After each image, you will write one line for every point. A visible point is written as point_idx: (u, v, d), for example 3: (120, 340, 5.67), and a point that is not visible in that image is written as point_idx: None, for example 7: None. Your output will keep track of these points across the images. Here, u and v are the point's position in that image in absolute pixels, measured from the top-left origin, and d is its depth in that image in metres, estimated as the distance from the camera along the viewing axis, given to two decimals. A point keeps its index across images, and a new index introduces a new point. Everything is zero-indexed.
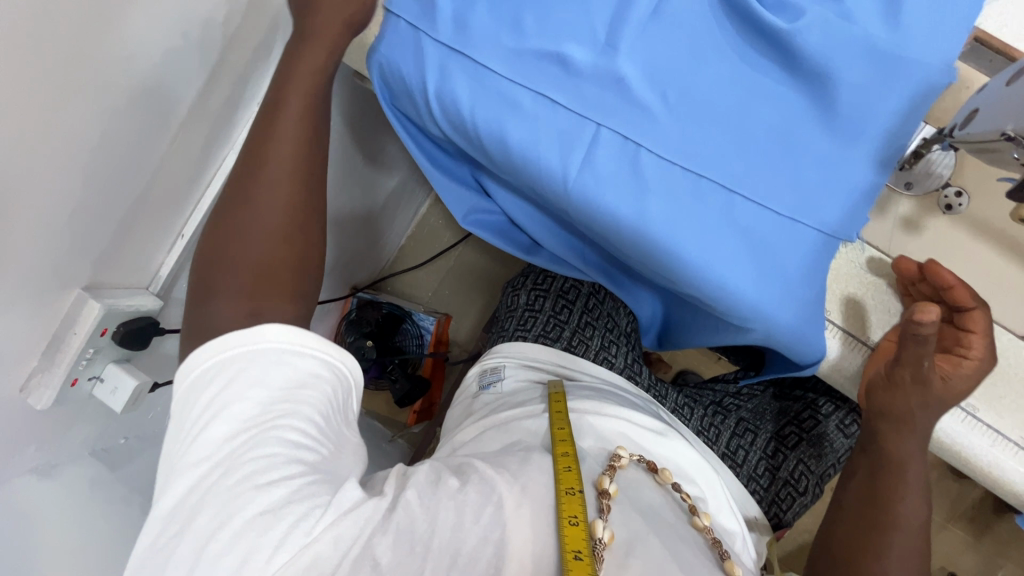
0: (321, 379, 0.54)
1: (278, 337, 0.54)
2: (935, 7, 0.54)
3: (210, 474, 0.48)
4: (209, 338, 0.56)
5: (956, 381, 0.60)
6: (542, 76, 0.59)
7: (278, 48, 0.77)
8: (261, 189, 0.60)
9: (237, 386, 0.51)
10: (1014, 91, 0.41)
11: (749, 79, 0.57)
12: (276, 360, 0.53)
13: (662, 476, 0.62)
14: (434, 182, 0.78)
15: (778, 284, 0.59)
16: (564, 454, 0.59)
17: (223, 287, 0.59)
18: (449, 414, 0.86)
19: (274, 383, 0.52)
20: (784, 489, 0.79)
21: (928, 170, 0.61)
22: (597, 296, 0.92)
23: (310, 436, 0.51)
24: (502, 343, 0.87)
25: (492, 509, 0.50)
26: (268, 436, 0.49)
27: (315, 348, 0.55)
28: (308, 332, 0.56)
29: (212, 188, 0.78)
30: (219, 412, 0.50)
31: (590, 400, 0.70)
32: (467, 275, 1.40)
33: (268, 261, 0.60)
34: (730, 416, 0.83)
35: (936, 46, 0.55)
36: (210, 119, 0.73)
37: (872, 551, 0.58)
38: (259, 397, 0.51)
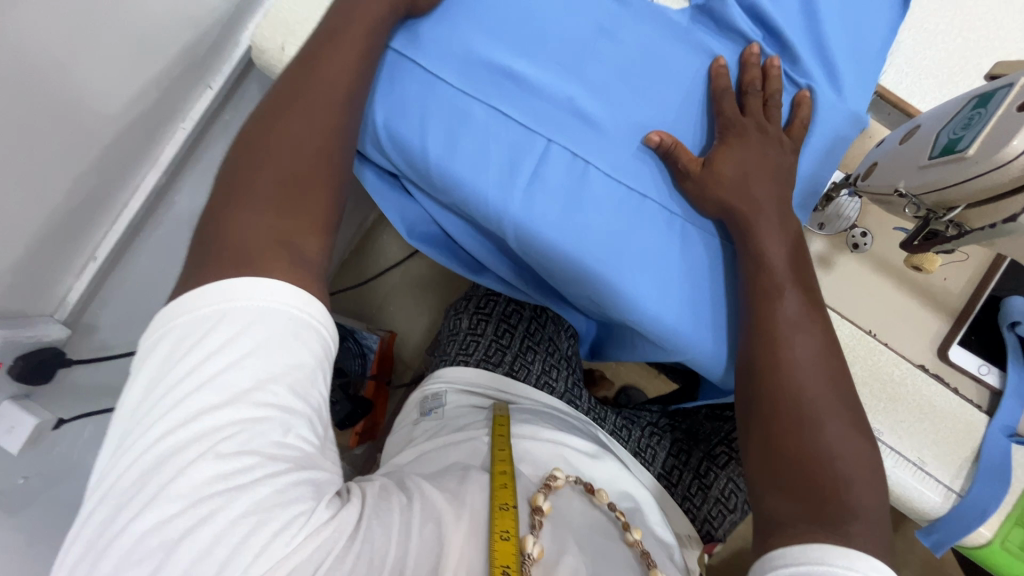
0: (320, 360, 0.49)
1: (281, 299, 0.48)
2: (851, 68, 0.60)
3: (188, 454, 0.43)
4: (226, 254, 0.49)
5: (721, 164, 0.58)
6: (496, 89, 0.63)
7: (209, 64, 0.74)
8: (299, 112, 0.55)
9: (233, 352, 0.45)
10: (903, 150, 0.45)
11: (688, 101, 0.62)
12: (279, 330, 0.47)
13: (599, 496, 0.61)
14: (378, 202, 0.76)
15: (709, 297, 0.63)
16: (502, 472, 0.57)
17: (248, 201, 0.52)
18: (388, 443, 0.83)
19: (272, 358, 0.46)
20: (715, 507, 0.79)
21: (836, 212, 0.61)
22: (538, 320, 0.92)
23: (304, 425, 0.47)
24: (443, 368, 0.85)
25: (432, 526, 0.50)
26: (262, 423, 0.45)
27: (317, 321, 0.49)
28: (319, 304, 0.50)
29: (132, 207, 0.73)
30: (210, 378, 0.44)
31: (530, 423, 0.69)
32: (411, 292, 1.38)
33: (297, 181, 0.54)
34: (666, 437, 0.86)
35: (861, 92, 0.60)
36: (130, 136, 0.69)
37: (810, 422, 0.51)
38: (256, 369, 0.45)
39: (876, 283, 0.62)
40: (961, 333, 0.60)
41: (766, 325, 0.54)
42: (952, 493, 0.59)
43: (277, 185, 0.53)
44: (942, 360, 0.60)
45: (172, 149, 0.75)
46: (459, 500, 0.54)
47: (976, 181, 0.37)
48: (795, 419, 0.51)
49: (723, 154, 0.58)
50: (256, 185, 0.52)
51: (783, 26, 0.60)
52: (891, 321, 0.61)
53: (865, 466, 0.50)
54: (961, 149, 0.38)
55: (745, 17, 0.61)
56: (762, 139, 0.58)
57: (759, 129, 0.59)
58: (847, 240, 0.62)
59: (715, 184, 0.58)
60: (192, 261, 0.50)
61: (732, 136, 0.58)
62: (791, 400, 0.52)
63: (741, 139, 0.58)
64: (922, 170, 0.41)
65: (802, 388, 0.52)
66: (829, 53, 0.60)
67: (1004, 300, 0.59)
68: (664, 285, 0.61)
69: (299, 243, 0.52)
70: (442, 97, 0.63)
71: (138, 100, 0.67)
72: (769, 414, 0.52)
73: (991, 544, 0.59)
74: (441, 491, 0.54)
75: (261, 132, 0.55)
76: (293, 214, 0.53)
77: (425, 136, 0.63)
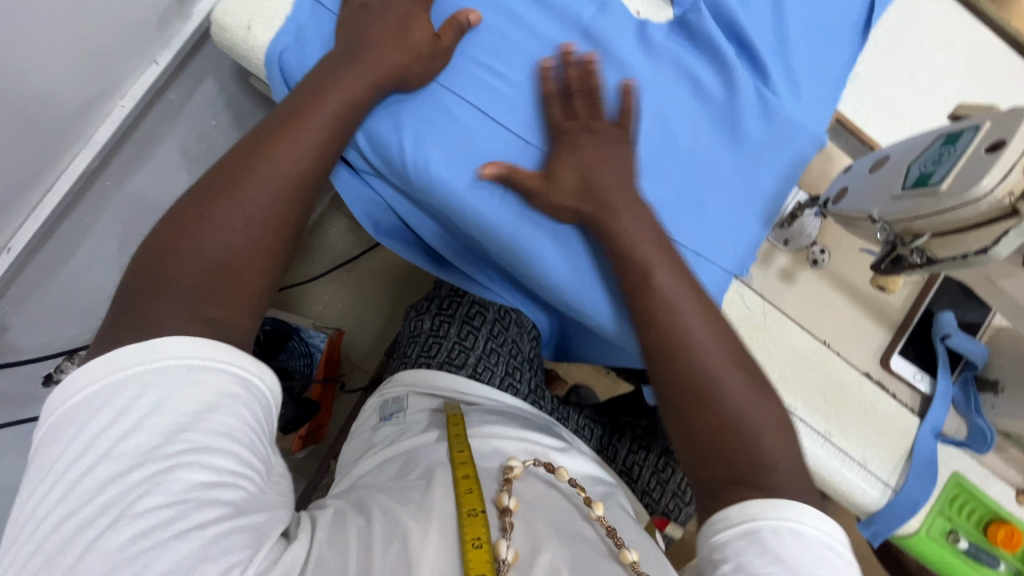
0: (241, 401, 0.43)
1: (181, 351, 0.42)
2: (813, 90, 0.64)
3: (94, 525, 0.37)
4: (141, 326, 0.44)
5: (561, 173, 0.58)
6: (486, 97, 0.61)
7: (157, 34, 0.67)
8: (266, 169, 0.51)
9: (129, 417, 0.40)
10: (876, 177, 0.49)
11: (673, 105, 0.62)
12: (176, 382, 0.41)
13: (559, 475, 0.59)
14: (346, 199, 0.71)
15: None
16: (466, 475, 0.56)
17: (173, 267, 0.46)
18: (344, 449, 0.78)
19: (180, 408, 0.41)
20: (672, 500, 0.84)
21: (800, 229, 0.65)
22: (501, 323, 0.88)
23: (233, 460, 0.41)
24: (403, 370, 0.82)
25: (398, 545, 0.47)
26: (178, 471, 0.39)
27: (232, 363, 0.44)
28: (226, 343, 0.44)
29: (58, 193, 0.64)
30: (107, 449, 0.39)
31: (495, 425, 0.67)
32: (363, 287, 1.29)
33: (231, 244, 0.48)
34: (626, 435, 0.89)
35: (819, 117, 0.64)
36: (61, 111, 0.60)
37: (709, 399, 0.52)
38: (158, 427, 0.40)
39: (831, 297, 0.67)
40: (901, 345, 0.66)
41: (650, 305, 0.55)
42: (887, 489, 0.65)
43: (222, 253, 0.48)
44: (884, 368, 0.67)
45: (108, 128, 0.67)
46: (425, 512, 0.50)
47: (948, 213, 0.41)
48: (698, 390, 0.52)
49: (562, 162, 0.59)
50: (201, 249, 0.47)
51: (757, 47, 0.63)
52: (841, 333, 0.67)
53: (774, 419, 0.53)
54: (934, 183, 0.41)
55: (718, 28, 0.63)
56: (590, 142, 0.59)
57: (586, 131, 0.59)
58: (808, 256, 0.66)
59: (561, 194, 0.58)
60: (109, 325, 0.45)
61: (563, 143, 0.59)
62: (694, 375, 0.53)
63: (573, 147, 0.59)
64: (896, 199, 0.45)
65: (703, 357, 0.53)
66: (793, 78, 0.64)
67: (936, 315, 0.66)
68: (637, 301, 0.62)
69: (223, 318, 0.47)
70: (430, 97, 0.61)
71: (72, 70, 0.59)
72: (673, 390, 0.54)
73: (918, 533, 0.66)
74: (405, 504, 0.51)
75: (225, 177, 0.50)
76: (214, 291, 0.47)
77: (408, 133, 0.61)
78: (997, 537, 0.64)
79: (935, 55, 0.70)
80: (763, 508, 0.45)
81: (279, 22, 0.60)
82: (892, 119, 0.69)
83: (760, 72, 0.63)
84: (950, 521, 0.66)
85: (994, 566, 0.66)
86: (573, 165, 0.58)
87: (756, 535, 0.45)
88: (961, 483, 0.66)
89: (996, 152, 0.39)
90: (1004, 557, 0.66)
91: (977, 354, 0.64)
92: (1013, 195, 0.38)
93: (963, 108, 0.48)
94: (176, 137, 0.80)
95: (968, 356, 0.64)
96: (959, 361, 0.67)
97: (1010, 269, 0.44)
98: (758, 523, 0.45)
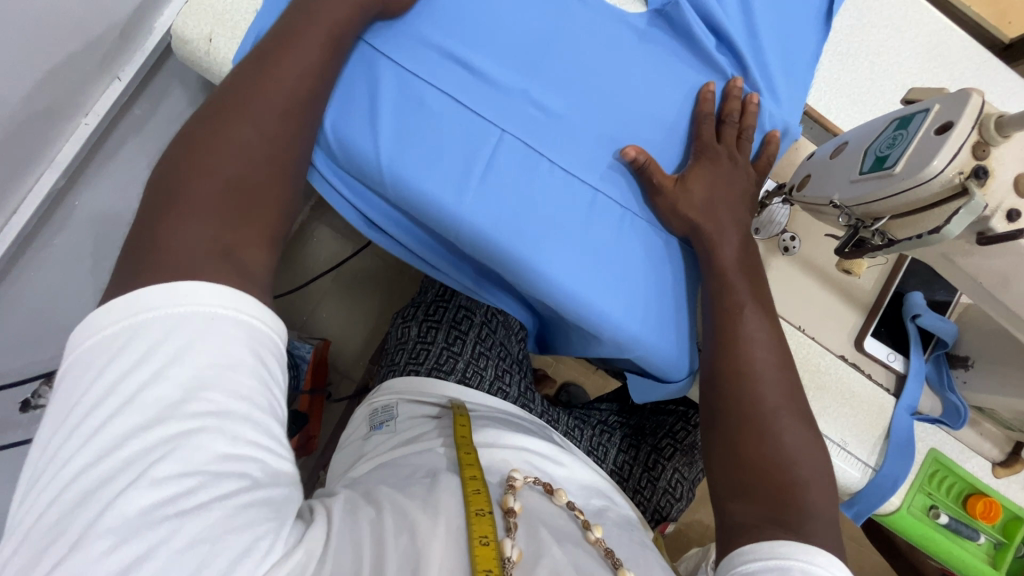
0: (260, 360, 0.42)
1: (206, 300, 0.41)
2: (790, 75, 0.67)
3: (117, 482, 0.37)
4: (170, 259, 0.43)
5: (693, 184, 0.62)
6: (455, 78, 0.62)
7: (119, 50, 0.66)
8: (263, 95, 0.50)
9: (154, 365, 0.39)
10: (836, 162, 0.50)
11: (647, 69, 0.65)
12: (203, 332, 0.41)
13: (557, 496, 0.59)
14: (331, 200, 0.69)
15: (652, 303, 0.65)
16: (473, 477, 0.55)
17: (189, 198, 0.45)
18: (334, 460, 0.78)
19: (203, 361, 0.40)
20: (664, 497, 0.86)
21: (770, 217, 0.67)
22: (489, 325, 0.90)
23: (251, 428, 0.41)
24: (392, 379, 0.81)
25: (407, 537, 0.47)
26: (201, 435, 0.38)
27: (256, 318, 0.43)
28: (246, 296, 0.43)
29: (24, 215, 0.64)
30: (135, 395, 0.38)
31: (490, 429, 0.67)
32: (346, 295, 1.28)
33: (250, 173, 0.48)
34: (616, 433, 0.91)
35: (795, 108, 0.67)
36: (24, 131, 0.60)
37: (766, 433, 0.56)
38: (184, 378, 0.39)
39: (806, 283, 0.68)
40: (873, 326, 0.67)
41: (728, 333, 0.60)
42: (868, 469, 0.67)
43: (233, 184, 0.47)
44: (858, 350, 0.67)
45: (72, 147, 0.66)
46: (432, 506, 0.51)
47: (902, 195, 0.42)
48: (750, 418, 0.57)
49: (697, 173, 0.62)
50: (210, 181, 0.46)
51: (733, 37, 0.65)
52: (815, 317, 0.68)
53: (814, 457, 0.56)
54: (888, 166, 0.42)
55: (697, 20, 0.65)
56: (731, 167, 0.64)
57: (730, 158, 0.64)
58: (778, 244, 0.68)
59: (685, 202, 0.62)
60: (127, 265, 0.43)
61: (704, 158, 0.63)
62: (752, 407, 0.57)
63: (714, 162, 0.63)
64: (854, 183, 0.46)
65: (762, 398, 0.57)
66: (768, 64, 0.66)
67: (906, 295, 0.67)
68: (619, 289, 0.63)
69: (246, 255, 0.46)
70: (400, 82, 0.61)
71: (37, 91, 0.59)
72: (729, 413, 0.58)
73: (899, 510, 0.68)
74: (412, 497, 0.52)
75: (225, 110, 0.49)
76: (240, 211, 0.47)
77: (377, 120, 0.60)
78: (976, 510, 0.65)
79: (892, 42, 0.71)
80: (796, 550, 0.48)
81: (240, 29, 0.59)
82: (854, 106, 0.70)
83: (739, 64, 0.66)
84: (930, 497, 0.68)
85: (974, 539, 0.67)
86: (698, 188, 0.62)
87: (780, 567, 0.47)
88: (938, 459, 0.68)
89: (945, 133, 0.40)
90: (983, 529, 0.67)
91: (948, 331, 0.65)
92: (963, 174, 0.39)
93: (913, 93, 0.50)
94: (146, 152, 0.79)
95: (937, 334, 0.66)
96: (931, 340, 0.68)
97: (966, 248, 0.45)
98: (791, 563, 0.47)
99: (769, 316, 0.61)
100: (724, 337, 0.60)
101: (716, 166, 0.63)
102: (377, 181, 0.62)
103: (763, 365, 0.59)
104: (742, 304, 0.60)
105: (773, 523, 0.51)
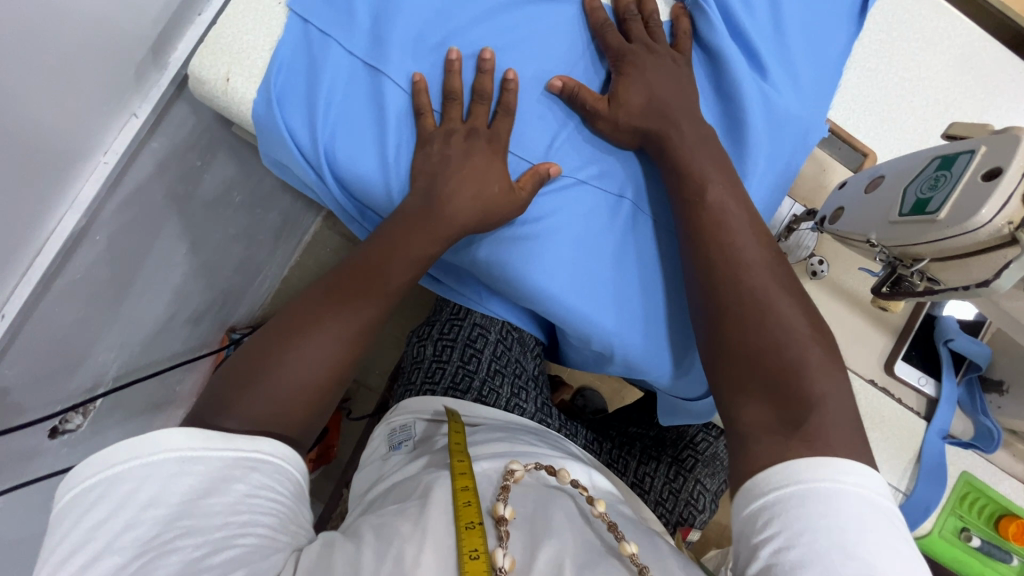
0: (235, 477, 0.45)
1: (178, 444, 0.45)
2: (815, 75, 0.64)
3: None
4: (250, 404, 0.51)
5: (626, 95, 0.59)
6: (561, 218, 0.62)
7: (136, 87, 0.66)
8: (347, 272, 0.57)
9: (127, 509, 0.42)
10: (872, 200, 0.49)
11: None
12: (168, 473, 0.44)
13: (562, 476, 0.60)
14: None
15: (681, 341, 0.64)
16: (465, 488, 0.54)
17: (280, 350, 0.53)
18: (355, 479, 0.75)
19: (175, 494, 0.43)
20: (686, 509, 0.87)
21: (797, 243, 0.66)
22: (505, 342, 0.90)
23: (229, 530, 0.43)
24: (409, 398, 0.80)
25: (390, 565, 0.45)
26: (170, 554, 0.40)
27: (224, 446, 0.46)
28: (213, 429, 0.47)
29: (47, 256, 0.64)
30: (107, 543, 0.40)
31: (496, 442, 0.65)
32: None
33: (314, 319, 0.54)
34: (636, 445, 0.93)
35: (817, 109, 0.64)
36: (46, 174, 0.59)
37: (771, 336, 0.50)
38: (155, 514, 0.42)
39: (836, 308, 0.67)
40: (904, 349, 0.66)
41: (712, 230, 0.55)
42: (898, 493, 0.67)
43: (302, 384, 0.53)
44: (888, 374, 0.66)
45: (92, 187, 0.66)
46: (421, 528, 0.49)
47: (942, 241, 0.41)
48: (749, 306, 0.51)
49: (625, 87, 0.59)
50: (288, 372, 0.52)
51: (755, 41, 0.63)
52: (845, 342, 0.67)
53: (829, 374, 0.48)
54: (930, 211, 0.42)
55: (720, 23, 0.62)
56: (654, 59, 0.60)
57: (647, 49, 0.60)
58: (806, 268, 0.66)
59: (625, 115, 0.59)
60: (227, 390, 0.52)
61: (626, 64, 0.60)
62: (753, 308, 0.52)
63: (638, 67, 0.59)
64: (892, 225, 0.45)
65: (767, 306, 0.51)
66: (791, 68, 0.64)
67: (937, 318, 0.66)
68: (646, 329, 0.63)
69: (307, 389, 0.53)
70: (400, 100, 0.60)
71: (58, 133, 0.59)
72: (717, 304, 0.53)
73: (931, 535, 0.67)
74: (401, 522, 0.50)
75: (333, 298, 0.56)
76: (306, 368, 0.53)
77: (383, 144, 0.60)
78: (1009, 532, 0.65)
79: (923, 55, 0.70)
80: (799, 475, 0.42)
81: (258, 71, 0.59)
82: (882, 125, 0.69)
83: (761, 69, 0.63)
84: (962, 519, 0.67)
85: (1007, 561, 0.67)
86: (631, 95, 0.59)
87: (789, 513, 0.41)
88: (971, 482, 0.67)
89: (993, 180, 0.39)
90: (1016, 551, 0.67)
91: (983, 355, 0.64)
92: (1012, 225, 0.38)
93: (955, 128, 0.49)
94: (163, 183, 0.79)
95: (972, 358, 0.65)
96: (962, 363, 0.67)
97: (1015, 292, 0.44)
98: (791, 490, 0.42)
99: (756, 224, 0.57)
100: (706, 245, 0.55)
101: (643, 68, 0.60)
102: (387, 207, 0.62)
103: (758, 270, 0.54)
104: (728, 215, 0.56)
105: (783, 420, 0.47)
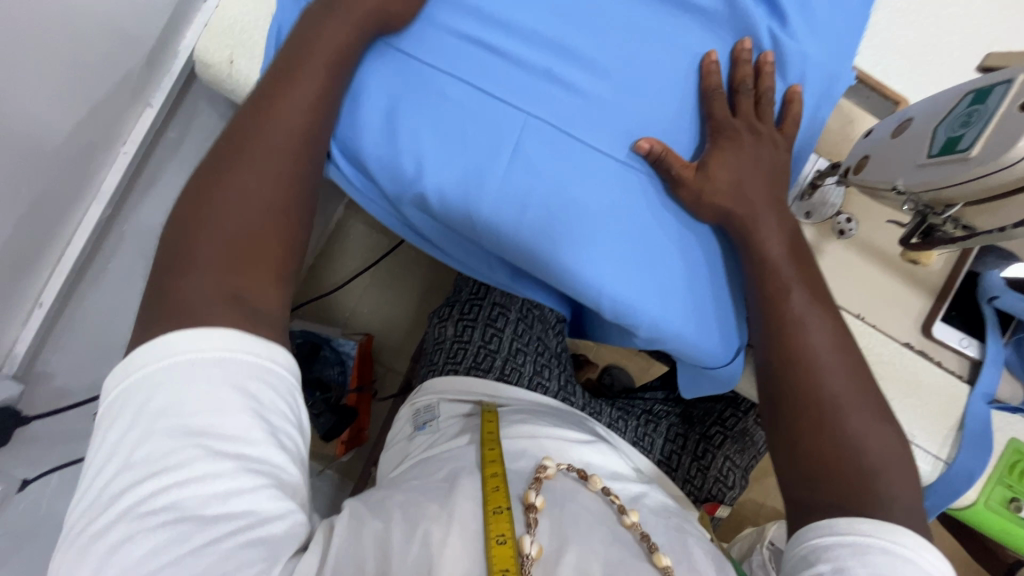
0: (253, 397, 0.42)
1: (189, 347, 0.42)
2: (838, 15, 0.61)
3: (110, 537, 0.38)
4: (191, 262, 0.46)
5: (714, 164, 0.58)
6: (562, 154, 0.58)
7: (150, 77, 0.68)
8: (282, 112, 0.52)
9: (147, 418, 0.40)
10: (904, 145, 0.45)
11: (669, 21, 0.60)
12: (185, 382, 0.41)
13: (592, 483, 0.57)
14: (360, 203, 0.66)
15: (682, 287, 0.61)
16: (495, 474, 0.55)
17: (216, 204, 0.48)
18: (382, 460, 0.76)
19: (194, 410, 0.41)
20: (715, 485, 0.87)
21: (822, 199, 0.62)
22: (525, 321, 0.90)
23: (246, 462, 0.41)
24: (432, 379, 0.80)
25: (418, 547, 0.46)
26: (185, 485, 0.39)
27: (243, 352, 0.43)
28: (219, 332, 0.43)
29: (76, 246, 0.67)
30: (133, 450, 0.40)
31: (523, 425, 0.65)
32: (386, 282, 1.24)
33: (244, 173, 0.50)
34: (662, 422, 0.90)
35: (842, 54, 0.61)
36: (69, 165, 0.62)
37: (827, 426, 0.54)
38: (172, 428, 0.40)
39: (868, 270, 0.63)
40: (943, 310, 0.62)
41: (781, 313, 0.57)
42: (939, 462, 0.63)
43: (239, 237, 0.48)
44: (926, 336, 0.63)
45: (115, 176, 0.69)
46: (447, 514, 0.49)
47: (978, 182, 0.39)
48: (821, 411, 0.54)
49: (717, 157, 0.58)
50: (221, 227, 0.48)
51: None
52: (879, 304, 0.63)
53: (889, 456, 0.53)
54: (963, 149, 0.40)
55: None
56: (754, 141, 0.59)
57: (751, 131, 0.59)
58: (833, 227, 0.63)
59: (711, 188, 0.57)
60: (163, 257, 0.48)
61: (722, 139, 0.58)
62: (815, 398, 0.55)
63: (735, 144, 0.58)
64: (921, 168, 0.43)
65: (827, 390, 0.55)
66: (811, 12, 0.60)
67: (981, 275, 0.62)
68: (641, 264, 0.59)
69: (254, 298, 0.47)
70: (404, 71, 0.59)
71: (77, 124, 0.60)
72: (783, 396, 0.57)
73: (976, 505, 0.63)
74: (428, 503, 0.50)
75: (235, 152, 0.50)
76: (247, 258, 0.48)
77: (395, 115, 0.59)
78: None
79: None
80: (877, 529, 0.47)
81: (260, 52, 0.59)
82: (917, 70, 0.65)
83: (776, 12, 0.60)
84: (1011, 489, 0.62)
85: None
86: (725, 168, 0.58)
87: (864, 553, 0.47)
88: (1020, 449, 0.63)
89: None
90: None
91: None
92: None
93: None
94: (182, 173, 0.83)
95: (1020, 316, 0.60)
96: (1010, 322, 0.62)
97: None
98: (872, 541, 0.47)
99: (820, 299, 0.58)
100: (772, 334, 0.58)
101: (746, 147, 0.58)
102: (394, 170, 0.59)
103: (822, 357, 0.56)
104: (788, 284, 0.57)
105: (842, 514, 0.50)
